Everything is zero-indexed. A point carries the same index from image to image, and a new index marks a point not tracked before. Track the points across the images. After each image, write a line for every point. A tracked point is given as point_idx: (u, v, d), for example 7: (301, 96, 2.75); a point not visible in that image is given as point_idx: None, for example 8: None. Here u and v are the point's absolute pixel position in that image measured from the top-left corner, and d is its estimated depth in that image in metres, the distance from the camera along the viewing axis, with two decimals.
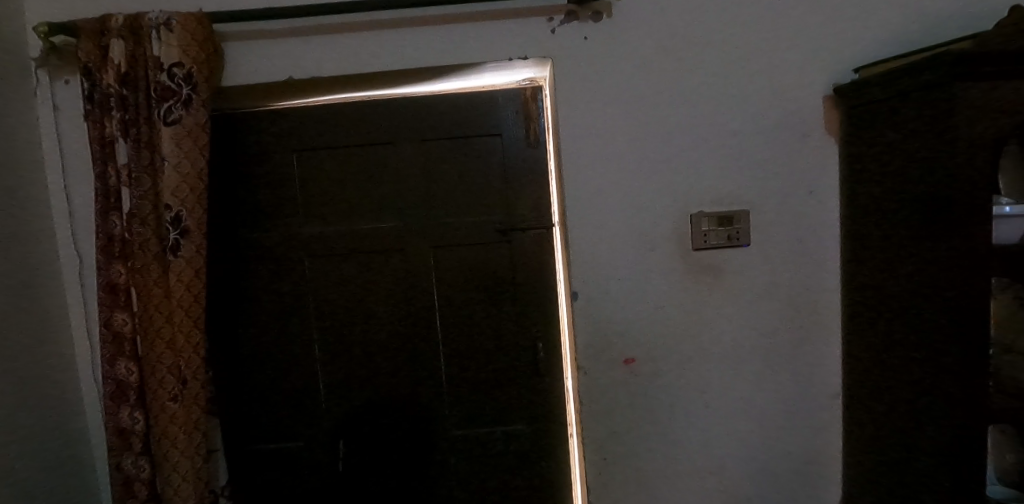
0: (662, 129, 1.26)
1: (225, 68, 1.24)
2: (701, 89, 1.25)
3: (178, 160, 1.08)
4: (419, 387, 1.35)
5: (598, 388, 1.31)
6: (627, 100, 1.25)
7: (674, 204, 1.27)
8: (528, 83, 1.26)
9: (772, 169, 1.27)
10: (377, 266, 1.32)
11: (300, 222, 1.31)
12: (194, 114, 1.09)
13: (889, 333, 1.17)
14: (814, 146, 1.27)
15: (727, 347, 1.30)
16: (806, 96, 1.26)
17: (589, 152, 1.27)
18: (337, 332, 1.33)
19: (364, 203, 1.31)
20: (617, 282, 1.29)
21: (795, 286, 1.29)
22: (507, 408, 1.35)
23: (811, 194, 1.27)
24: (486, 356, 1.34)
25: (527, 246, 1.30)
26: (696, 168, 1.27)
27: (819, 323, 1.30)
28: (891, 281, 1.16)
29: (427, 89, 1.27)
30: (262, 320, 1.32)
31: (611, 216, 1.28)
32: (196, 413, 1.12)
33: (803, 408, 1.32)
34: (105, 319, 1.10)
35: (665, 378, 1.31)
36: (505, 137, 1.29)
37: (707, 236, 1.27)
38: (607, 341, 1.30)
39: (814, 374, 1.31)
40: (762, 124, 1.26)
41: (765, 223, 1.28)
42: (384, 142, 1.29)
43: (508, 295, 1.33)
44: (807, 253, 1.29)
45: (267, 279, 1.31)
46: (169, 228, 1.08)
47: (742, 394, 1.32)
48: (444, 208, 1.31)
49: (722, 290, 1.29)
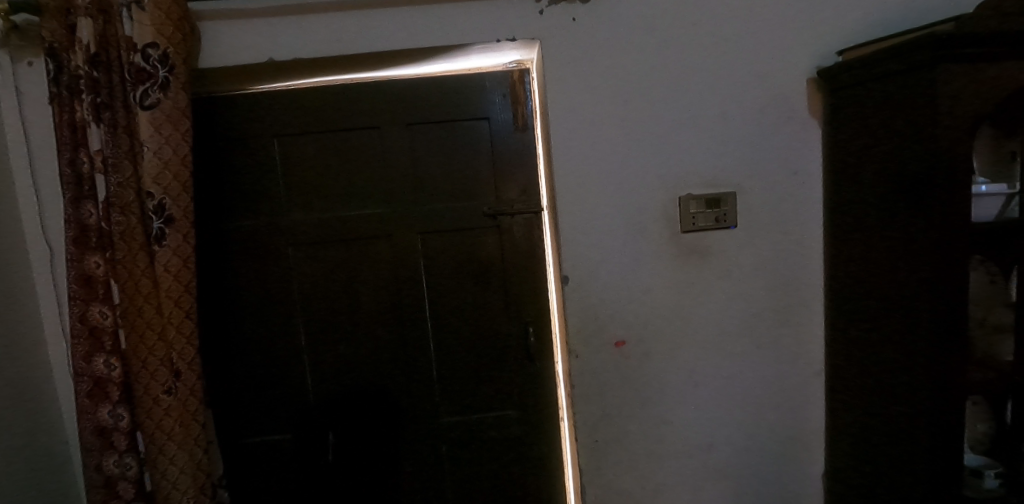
0: (650, 112, 1.26)
1: (201, 50, 1.18)
2: (688, 72, 1.26)
3: (159, 145, 1.04)
4: (409, 375, 1.33)
5: (590, 370, 1.32)
6: (615, 82, 1.25)
7: (662, 187, 1.28)
8: (515, 65, 1.26)
9: (758, 151, 1.29)
10: (364, 254, 1.30)
11: (283, 210, 1.27)
12: (173, 97, 1.05)
13: (871, 310, 1.21)
14: (798, 128, 1.29)
15: (715, 327, 1.32)
16: (790, 78, 1.27)
17: (577, 134, 1.26)
18: (324, 322, 1.31)
19: (349, 189, 1.28)
20: (607, 265, 1.29)
21: (780, 266, 1.32)
22: (499, 393, 1.35)
23: (795, 176, 1.30)
24: (477, 341, 1.33)
25: (515, 230, 1.30)
26: (684, 152, 1.27)
27: (802, 302, 1.33)
28: (872, 260, 1.19)
29: (412, 72, 1.25)
30: (247, 310, 1.29)
31: (601, 199, 1.27)
32: (193, 405, 1.10)
33: (788, 385, 1.35)
34: (81, 313, 1.04)
35: (655, 360, 1.32)
36: (492, 121, 1.28)
37: (695, 218, 1.28)
38: (598, 324, 1.30)
39: (798, 351, 1.34)
40: (747, 107, 1.27)
41: (751, 205, 1.30)
42: (368, 126, 1.26)
43: (498, 280, 1.32)
44: (792, 233, 1.31)
45: (251, 268, 1.28)
46: (153, 217, 1.04)
47: (730, 374, 1.34)
48: (431, 192, 1.29)
49: (711, 272, 1.31)
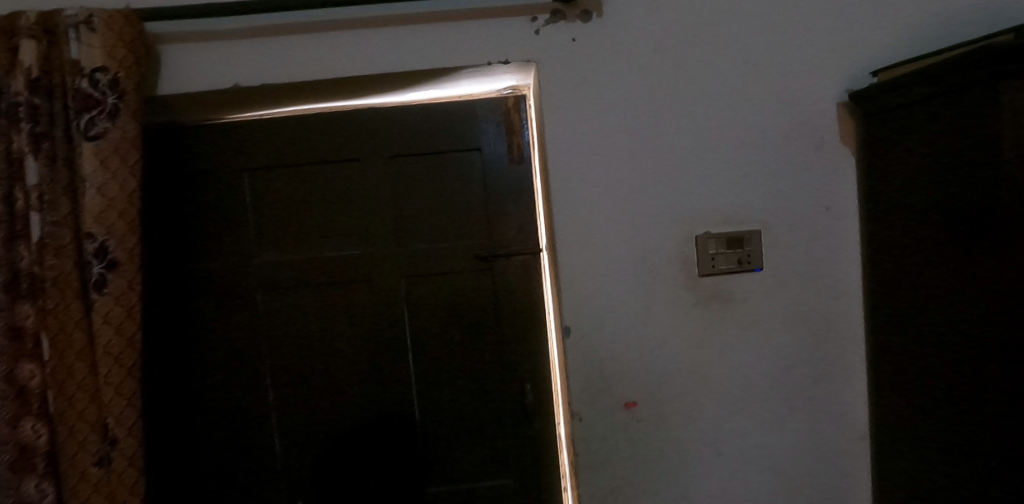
0: (660, 141, 1.13)
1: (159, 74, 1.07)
2: (703, 97, 1.13)
3: (104, 180, 0.92)
4: (391, 437, 1.18)
5: (596, 435, 1.13)
6: (620, 109, 1.12)
7: (676, 224, 1.13)
8: (511, 91, 1.13)
9: (784, 185, 1.14)
10: (342, 300, 1.16)
11: (252, 250, 1.14)
12: (121, 126, 0.94)
13: (924, 367, 1.04)
14: (829, 159, 1.14)
15: (741, 386, 1.14)
16: (817, 103, 1.14)
17: (578, 165, 1.12)
18: (296, 376, 1.16)
19: (326, 229, 1.15)
20: (614, 313, 1.12)
21: (815, 315, 1.15)
22: (492, 458, 1.18)
23: (827, 211, 1.14)
24: (469, 398, 1.18)
25: (511, 274, 1.15)
26: (700, 185, 1.13)
27: (842, 357, 1.15)
28: (921, 309, 1.03)
29: (399, 99, 1.13)
30: (209, 364, 1.14)
31: (607, 238, 1.12)
32: (132, 479, 0.93)
33: (829, 454, 1.16)
34: (8, 370, 0.90)
35: (672, 425, 1.14)
36: (485, 153, 1.15)
37: (715, 260, 1.13)
38: (605, 382, 1.13)
39: (839, 414, 1.16)
40: (770, 135, 1.14)
41: (779, 245, 1.14)
42: (348, 159, 1.15)
43: (492, 330, 1.17)
44: (826, 276, 1.15)
45: (214, 315, 1.14)
46: (93, 260, 0.91)
47: (760, 441, 1.15)
48: (415, 232, 1.16)
49: (734, 321, 1.14)
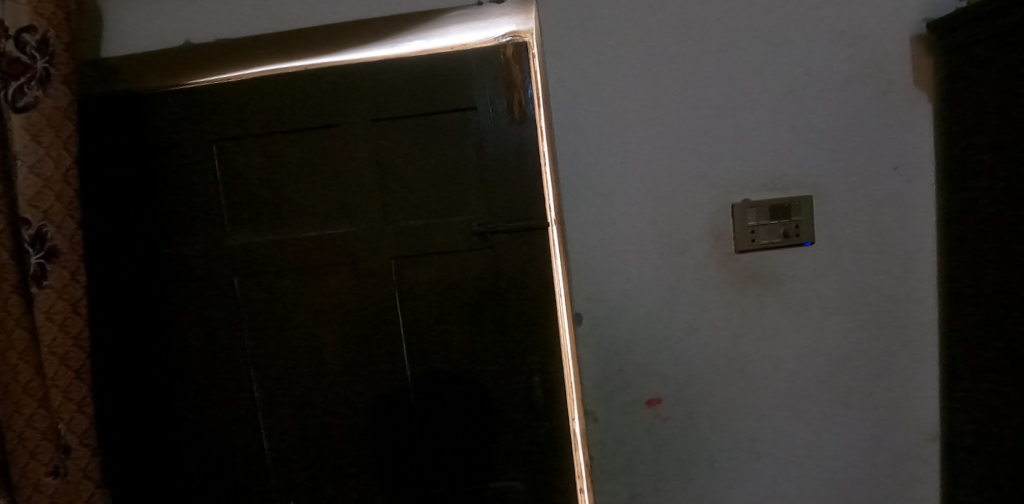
0: (688, 91, 0.94)
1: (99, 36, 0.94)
2: (741, 35, 0.93)
3: (36, 157, 0.82)
4: (386, 434, 1.06)
5: (614, 437, 0.98)
6: (641, 53, 0.93)
7: (707, 191, 0.95)
8: (510, 38, 0.96)
9: (842, 140, 0.94)
10: (326, 285, 1.04)
11: (225, 231, 1.03)
12: (53, 95, 0.83)
13: (1004, 361, 0.85)
14: (900, 107, 0.93)
15: (783, 380, 0.98)
16: (888, 36, 0.92)
17: (587, 123, 0.94)
18: (279, 371, 1.05)
19: (304, 206, 1.02)
20: (635, 297, 0.96)
21: (876, 296, 0.96)
22: (498, 458, 1.06)
23: (894, 171, 0.94)
24: (470, 392, 1.05)
25: (514, 252, 1.01)
26: (738, 143, 0.94)
27: (909, 345, 0.97)
28: (1003, 289, 0.84)
29: (383, 52, 0.98)
30: (187, 357, 1.04)
31: (625, 210, 0.95)
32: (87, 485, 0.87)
33: (889, 457, 0.99)
34: None
35: (703, 424, 0.98)
36: (481, 113, 0.99)
37: (754, 234, 0.94)
38: (624, 376, 0.97)
39: (904, 410, 0.98)
40: (826, 78, 0.93)
41: (836, 213, 0.95)
42: (325, 125, 1.00)
43: (493, 317, 1.03)
44: (892, 249, 0.96)
45: (187, 303, 1.04)
46: (30, 249, 0.82)
47: (806, 442, 0.99)
48: (403, 207, 1.02)
49: (779, 303, 0.97)
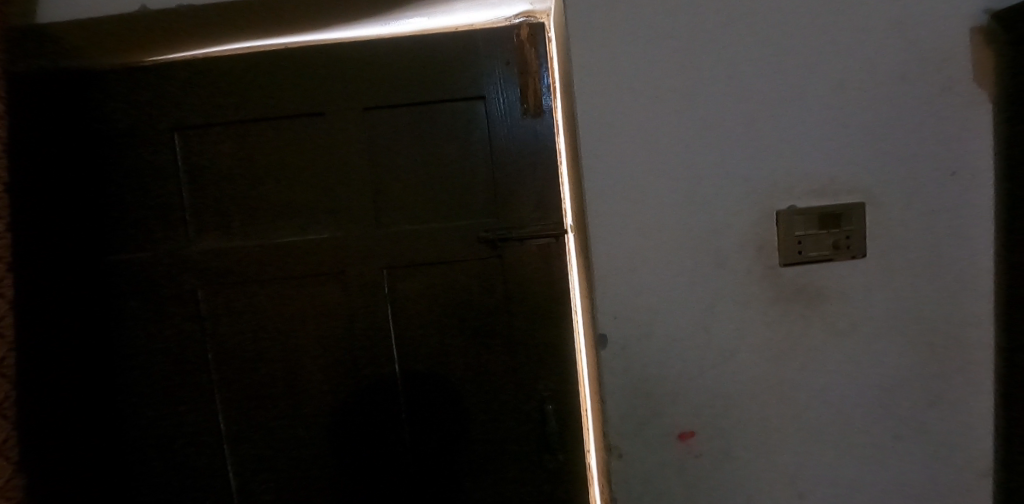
0: (729, 81, 0.83)
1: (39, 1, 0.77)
2: (787, 21, 0.82)
3: None
4: (376, 469, 0.93)
5: (642, 477, 0.86)
6: (677, 38, 0.82)
7: (749, 196, 0.84)
8: (524, 19, 0.85)
9: (895, 141, 0.84)
10: (307, 298, 0.89)
11: (190, 235, 0.88)
12: None
13: None
14: (960, 105, 0.84)
15: (828, 410, 0.87)
16: (950, 26, 0.83)
17: (615, 116, 0.82)
18: (253, 399, 0.91)
19: (284, 206, 0.88)
20: (666, 316, 0.84)
21: (932, 315, 0.87)
22: (504, 495, 0.93)
23: (953, 177, 0.85)
24: (475, 421, 0.92)
25: (527, 262, 0.88)
26: (783, 142, 0.84)
27: (966, 371, 0.87)
28: None
29: (379, 31, 0.85)
30: (147, 380, 0.90)
31: (656, 216, 0.83)
32: None
33: (940, 494, 0.90)
34: None
35: (740, 459, 0.87)
36: (491, 103, 0.87)
37: (802, 244, 0.84)
38: (653, 407, 0.85)
39: (957, 441, 0.88)
40: (880, 71, 0.83)
41: (890, 223, 0.85)
42: (310, 112, 0.87)
43: (501, 335, 0.90)
44: (949, 264, 0.86)
45: (145, 319, 0.89)
46: None
47: (852, 479, 0.88)
48: (399, 207, 0.88)
49: (826, 323, 0.86)
